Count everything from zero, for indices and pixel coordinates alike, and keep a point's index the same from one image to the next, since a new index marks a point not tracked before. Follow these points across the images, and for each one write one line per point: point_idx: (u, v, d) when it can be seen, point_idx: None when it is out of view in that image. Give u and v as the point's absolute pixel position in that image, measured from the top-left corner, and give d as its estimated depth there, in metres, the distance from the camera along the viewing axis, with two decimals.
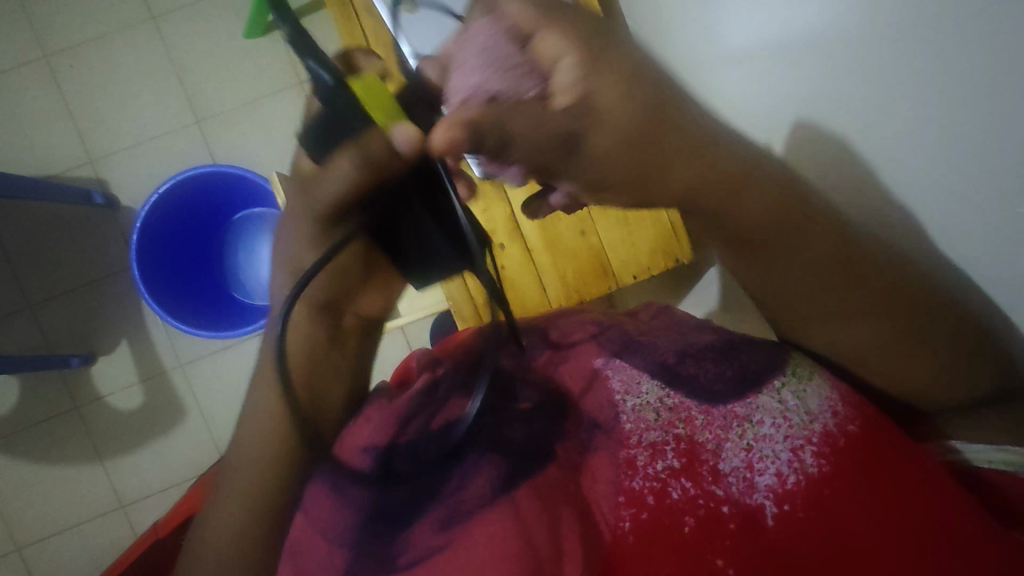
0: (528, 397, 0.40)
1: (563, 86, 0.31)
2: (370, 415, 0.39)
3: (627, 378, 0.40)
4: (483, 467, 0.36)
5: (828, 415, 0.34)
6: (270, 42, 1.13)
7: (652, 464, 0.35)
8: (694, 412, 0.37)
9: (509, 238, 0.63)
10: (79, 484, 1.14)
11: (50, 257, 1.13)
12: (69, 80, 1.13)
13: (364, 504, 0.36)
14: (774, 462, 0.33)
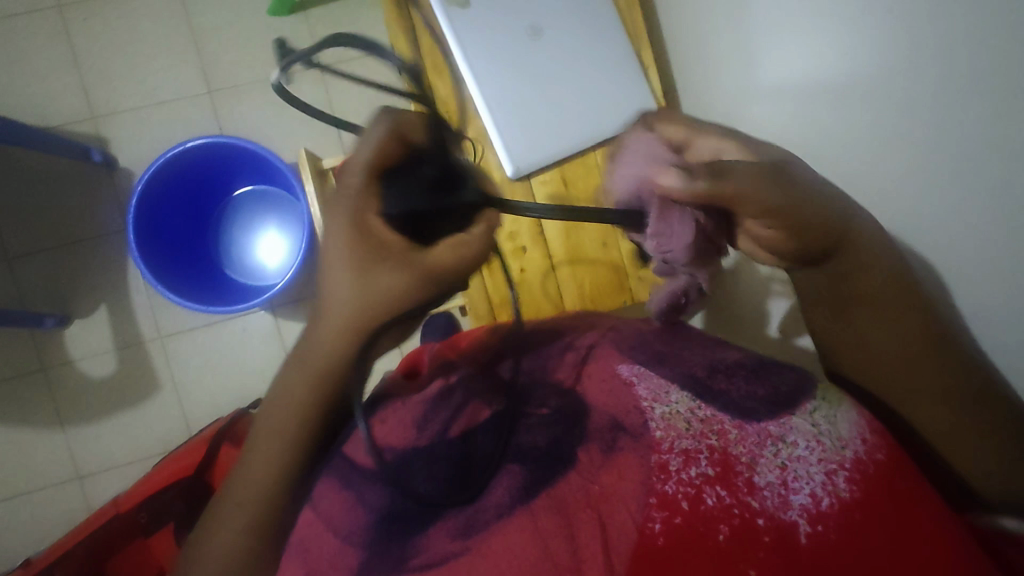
0: (544, 405, 0.39)
1: (733, 163, 0.38)
2: (385, 417, 0.38)
3: (653, 386, 0.38)
4: (504, 476, 0.35)
5: (859, 443, 0.33)
6: (295, 23, 1.12)
7: (686, 470, 0.33)
8: (727, 425, 0.35)
9: (532, 241, 0.63)
10: (36, 450, 1.09)
11: (36, 209, 1.09)
12: (81, 34, 1.10)
13: (380, 505, 0.35)
14: (808, 482, 0.32)
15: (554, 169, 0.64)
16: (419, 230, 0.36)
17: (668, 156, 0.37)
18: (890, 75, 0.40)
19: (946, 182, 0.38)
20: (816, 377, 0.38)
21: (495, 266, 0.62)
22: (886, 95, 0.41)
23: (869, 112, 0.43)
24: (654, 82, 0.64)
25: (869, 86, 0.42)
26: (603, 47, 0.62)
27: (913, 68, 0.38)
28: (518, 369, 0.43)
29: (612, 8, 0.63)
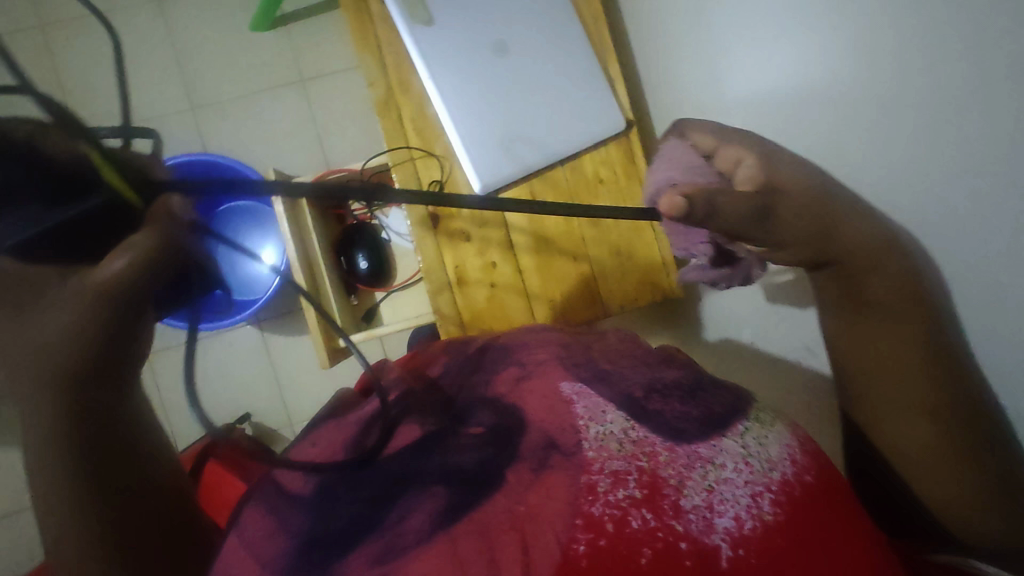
0: (478, 425, 0.39)
1: (742, 179, 0.40)
2: (317, 440, 0.40)
3: (591, 405, 0.39)
4: (426, 500, 0.34)
5: (787, 465, 0.35)
6: (276, 38, 1.13)
7: (614, 491, 0.33)
8: (658, 447, 0.36)
9: (501, 257, 0.63)
10: None
11: None
12: (64, 53, 1.10)
13: (301, 529, 0.34)
14: (733, 505, 0.33)
15: (521, 184, 0.63)
16: (63, 247, 0.27)
17: (702, 167, 0.42)
18: (840, 89, 0.40)
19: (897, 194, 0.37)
20: (752, 396, 0.40)
21: (464, 283, 0.63)
22: (838, 107, 0.40)
23: (821, 123, 0.43)
24: (622, 97, 0.64)
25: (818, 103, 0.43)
26: (569, 63, 0.62)
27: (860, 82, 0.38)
28: (463, 389, 0.44)
29: (578, 24, 0.63)
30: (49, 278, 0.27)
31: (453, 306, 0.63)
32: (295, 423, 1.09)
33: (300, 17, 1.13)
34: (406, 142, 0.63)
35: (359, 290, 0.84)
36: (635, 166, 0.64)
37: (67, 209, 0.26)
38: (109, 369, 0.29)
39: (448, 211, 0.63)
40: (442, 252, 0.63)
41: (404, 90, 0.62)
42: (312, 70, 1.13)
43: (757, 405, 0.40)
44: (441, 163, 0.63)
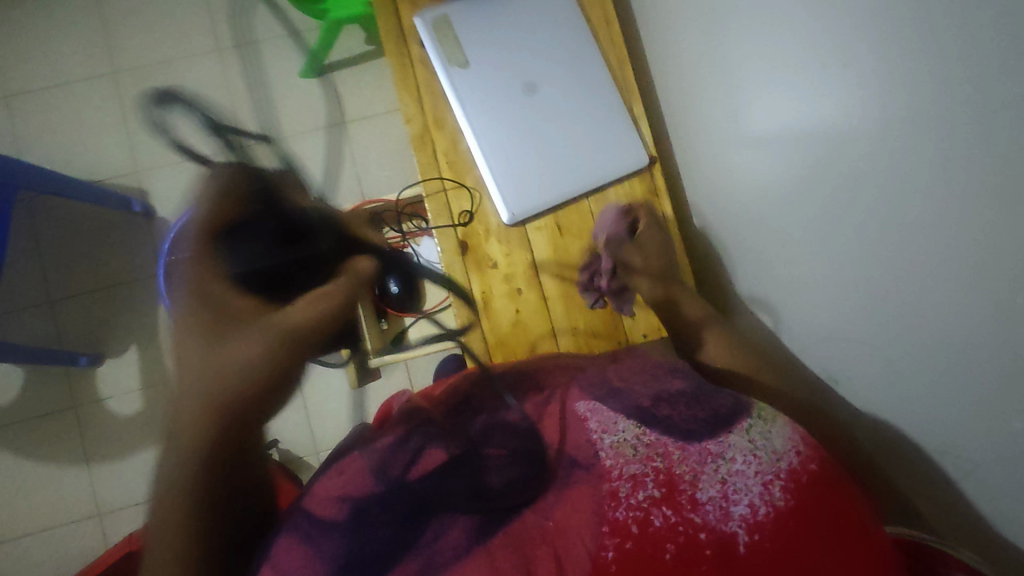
0: (500, 447, 0.42)
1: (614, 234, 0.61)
2: (341, 469, 0.40)
3: (603, 419, 0.41)
4: (458, 517, 0.36)
5: (792, 455, 0.34)
6: (323, 83, 1.21)
7: (634, 494, 0.34)
8: (670, 448, 0.37)
9: (526, 284, 0.65)
10: (61, 485, 1.13)
11: (79, 254, 1.17)
12: (132, 97, 1.21)
13: (338, 554, 0.34)
14: (747, 493, 0.32)
15: (548, 214, 0.66)
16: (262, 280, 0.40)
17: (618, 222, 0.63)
18: (845, 127, 0.44)
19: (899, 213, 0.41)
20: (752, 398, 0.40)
21: (490, 307, 0.65)
22: (845, 146, 0.44)
23: (831, 161, 0.47)
24: (646, 132, 0.67)
25: (832, 147, 0.46)
26: (595, 101, 0.66)
27: (864, 117, 0.41)
28: (479, 418, 0.46)
29: (605, 67, 0.67)
30: (245, 323, 0.34)
31: (478, 330, 0.65)
32: (320, 449, 1.10)
33: (345, 64, 1.21)
34: (439, 173, 0.66)
35: (389, 315, 0.87)
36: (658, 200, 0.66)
37: (275, 257, 0.41)
38: (264, 405, 0.34)
39: (477, 239, 0.66)
40: (470, 277, 0.65)
41: (440, 128, 0.66)
42: (354, 112, 1.21)
43: (759, 404, 0.39)
44: (472, 194, 0.66)
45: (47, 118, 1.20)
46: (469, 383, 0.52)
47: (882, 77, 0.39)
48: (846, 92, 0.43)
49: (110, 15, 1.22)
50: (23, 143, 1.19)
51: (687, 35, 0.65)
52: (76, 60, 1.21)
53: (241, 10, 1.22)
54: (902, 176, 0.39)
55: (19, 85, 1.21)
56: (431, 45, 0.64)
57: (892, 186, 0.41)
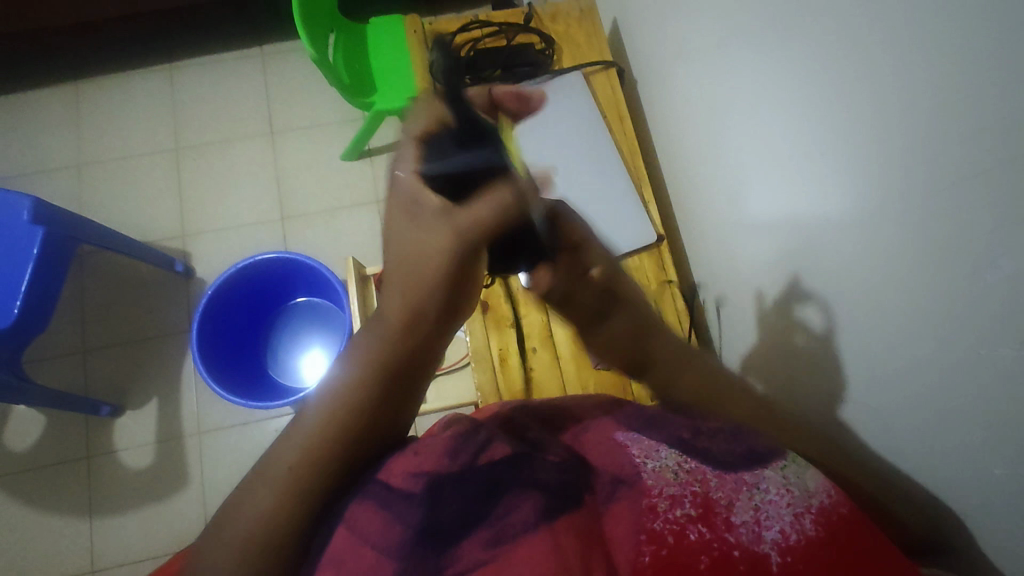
0: (558, 455, 0.42)
1: None
2: (418, 448, 0.39)
3: (645, 446, 0.41)
4: (526, 499, 0.37)
5: (825, 495, 0.36)
6: (362, 165, 1.33)
7: (672, 510, 0.36)
8: (709, 475, 0.38)
9: (540, 343, 0.70)
10: (61, 537, 1.12)
11: (118, 308, 1.24)
12: (189, 170, 1.34)
13: (416, 521, 0.36)
14: (778, 521, 0.35)
15: None
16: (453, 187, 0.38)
17: None
18: (850, 212, 0.48)
19: (903, 286, 0.43)
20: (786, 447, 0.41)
21: (506, 363, 0.69)
22: (851, 228, 0.48)
23: (839, 241, 0.50)
24: (655, 214, 0.73)
25: (832, 225, 0.51)
26: (608, 184, 0.73)
27: (865, 201, 0.46)
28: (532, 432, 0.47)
29: (618, 155, 0.75)
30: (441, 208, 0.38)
31: (494, 383, 0.68)
32: None
33: (384, 150, 1.34)
34: None
35: None
36: (666, 274, 0.72)
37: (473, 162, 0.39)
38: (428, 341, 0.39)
39: (498, 300, 0.71)
40: (489, 334, 0.70)
41: None
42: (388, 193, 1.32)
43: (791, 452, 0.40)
44: None
45: (109, 185, 1.33)
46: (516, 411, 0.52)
47: (873, 165, 0.44)
48: (841, 178, 0.48)
49: (180, 100, 1.39)
50: (85, 206, 1.31)
51: (695, 129, 0.73)
52: (144, 137, 1.36)
53: (294, 101, 1.38)
54: (892, 249, 0.44)
55: (90, 156, 1.35)
56: None
57: (886, 257, 0.45)
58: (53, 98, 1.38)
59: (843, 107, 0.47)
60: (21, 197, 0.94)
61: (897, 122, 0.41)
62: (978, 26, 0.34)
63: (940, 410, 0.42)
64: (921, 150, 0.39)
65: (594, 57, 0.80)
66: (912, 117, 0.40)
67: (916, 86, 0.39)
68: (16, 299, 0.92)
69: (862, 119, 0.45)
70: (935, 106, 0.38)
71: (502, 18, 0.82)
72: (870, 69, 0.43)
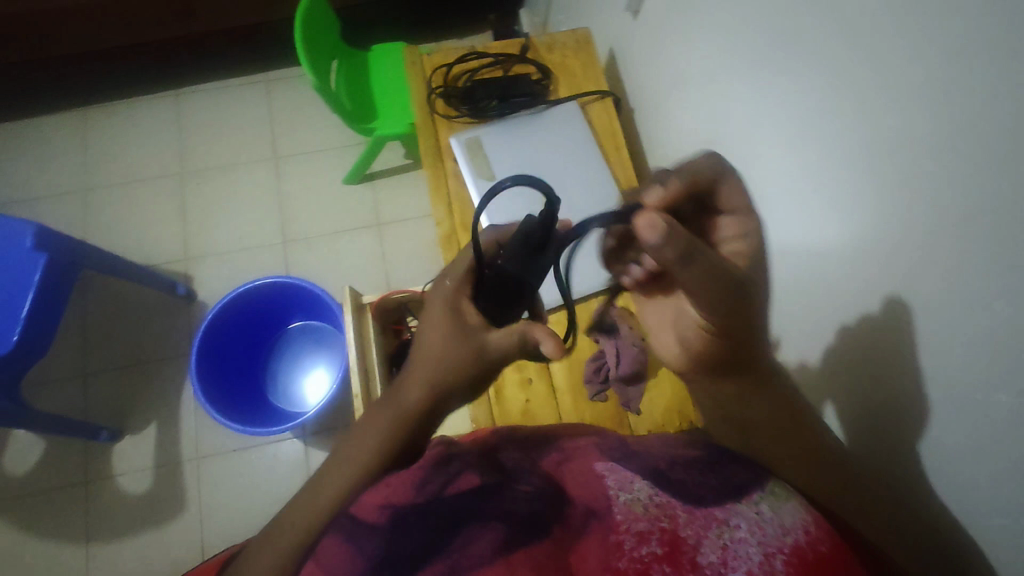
0: (530, 485, 0.42)
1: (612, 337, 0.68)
2: (388, 479, 0.40)
3: (620, 478, 0.41)
4: (486, 530, 0.36)
5: (800, 533, 0.34)
6: (363, 189, 1.34)
7: (638, 548, 0.35)
8: (679, 510, 0.37)
9: (537, 374, 0.69)
10: (56, 565, 1.11)
11: (119, 332, 1.25)
12: (192, 194, 1.36)
13: (375, 552, 0.36)
14: (747, 561, 0.33)
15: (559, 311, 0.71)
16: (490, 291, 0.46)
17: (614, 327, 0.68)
18: (848, 242, 0.48)
19: (896, 311, 0.43)
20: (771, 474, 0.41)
21: (501, 395, 0.68)
22: (851, 259, 0.48)
23: (839, 271, 0.50)
24: None
25: (838, 257, 0.50)
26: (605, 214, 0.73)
27: (864, 230, 0.46)
28: (516, 460, 0.47)
29: (614, 185, 0.75)
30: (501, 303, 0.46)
31: (490, 415, 0.68)
32: None
33: (385, 174, 1.35)
34: None
35: None
36: None
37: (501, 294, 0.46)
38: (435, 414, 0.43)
39: None
40: None
41: (465, 231, 0.74)
42: (389, 216, 1.33)
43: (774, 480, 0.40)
44: None
45: (114, 210, 1.34)
46: (504, 437, 0.53)
47: (880, 196, 0.44)
48: (847, 208, 0.48)
49: (185, 125, 1.41)
50: (89, 230, 1.33)
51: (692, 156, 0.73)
52: (150, 162, 1.38)
53: (298, 126, 1.40)
54: (899, 279, 0.43)
55: (96, 180, 1.37)
56: (464, 161, 0.75)
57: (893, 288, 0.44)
58: (62, 124, 1.40)
59: (850, 139, 0.47)
60: (26, 223, 0.95)
61: (907, 154, 0.41)
62: (989, 63, 0.34)
63: (935, 447, 0.42)
64: (932, 180, 0.39)
65: (590, 87, 0.80)
66: (921, 150, 0.40)
67: (927, 117, 0.39)
68: (17, 325, 0.92)
69: (869, 150, 0.45)
70: (944, 139, 0.38)
71: (501, 49, 0.83)
72: (879, 101, 0.43)
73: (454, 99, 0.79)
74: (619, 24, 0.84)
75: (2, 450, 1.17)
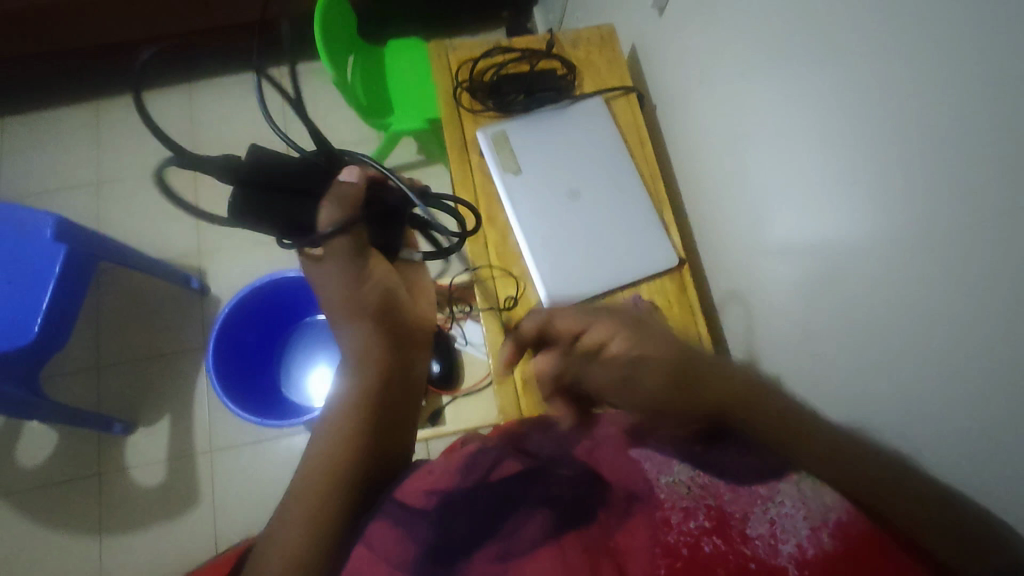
0: (570, 468, 0.43)
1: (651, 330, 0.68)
2: (430, 470, 0.42)
3: (660, 462, 0.42)
4: (535, 513, 0.38)
5: (842, 508, 0.34)
6: None
7: (686, 522, 0.36)
8: (722, 490, 0.38)
9: None
10: (69, 557, 1.11)
11: (132, 325, 1.25)
12: (205, 188, 1.36)
13: (428, 537, 0.37)
14: (795, 534, 0.33)
15: (586, 304, 0.72)
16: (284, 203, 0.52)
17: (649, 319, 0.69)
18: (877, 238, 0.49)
19: (932, 301, 0.44)
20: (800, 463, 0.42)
21: (529, 388, 0.69)
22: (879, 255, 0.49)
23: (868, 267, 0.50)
24: (675, 238, 0.74)
25: (854, 254, 0.52)
26: (631, 208, 0.74)
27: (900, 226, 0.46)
28: (550, 450, 0.47)
29: (640, 180, 0.76)
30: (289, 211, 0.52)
31: (518, 407, 0.68)
32: None
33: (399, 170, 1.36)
34: (488, 262, 0.73)
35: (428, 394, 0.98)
36: (688, 297, 0.72)
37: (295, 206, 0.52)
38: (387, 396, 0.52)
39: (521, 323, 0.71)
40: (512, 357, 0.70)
41: (492, 224, 0.74)
42: None
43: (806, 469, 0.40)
44: (517, 282, 0.72)
45: (127, 204, 1.34)
46: (532, 427, 0.53)
47: (903, 194, 0.45)
48: (866, 206, 0.50)
49: (199, 119, 1.41)
50: (103, 224, 1.33)
51: (714, 151, 0.74)
52: (163, 155, 1.38)
53: (311, 121, 1.40)
54: (923, 274, 0.44)
55: (109, 173, 1.36)
56: (490, 155, 0.75)
57: (927, 274, 0.44)
58: (75, 117, 1.40)
59: (871, 139, 0.48)
60: (45, 215, 0.95)
61: (932, 156, 0.42)
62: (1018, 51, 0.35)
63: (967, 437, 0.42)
64: (971, 172, 0.39)
65: (614, 82, 0.81)
66: (944, 153, 0.41)
67: (969, 111, 0.39)
68: (37, 316, 0.92)
69: (897, 137, 0.45)
70: (969, 141, 0.39)
71: (525, 44, 0.84)
72: (904, 104, 0.44)
73: (479, 94, 0.80)
74: (642, 20, 0.85)
75: (15, 442, 1.17)
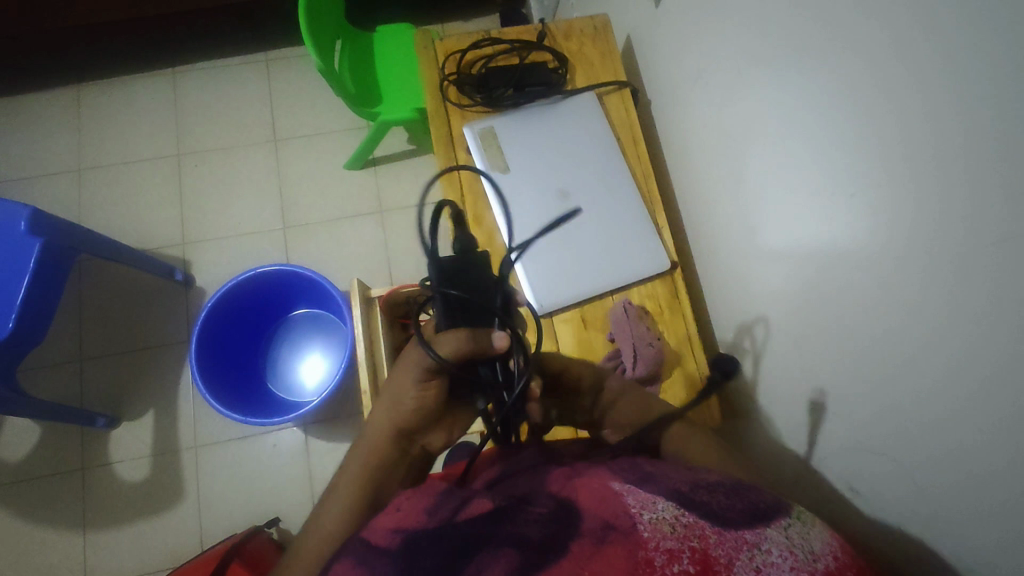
0: (543, 505, 0.40)
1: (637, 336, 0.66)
2: (400, 506, 0.40)
3: (641, 498, 0.39)
4: (498, 555, 0.35)
5: (830, 558, 0.34)
6: (364, 175, 1.32)
7: (670, 565, 0.33)
8: (708, 531, 0.35)
9: None
10: (52, 552, 1.10)
11: (115, 317, 1.22)
12: (189, 177, 1.32)
13: None
14: None
15: (574, 308, 0.70)
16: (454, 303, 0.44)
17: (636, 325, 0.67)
18: (871, 252, 0.47)
19: (922, 328, 0.42)
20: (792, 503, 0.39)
21: None
22: (871, 269, 0.47)
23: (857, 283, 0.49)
24: (667, 240, 0.72)
25: (847, 266, 0.50)
26: (622, 209, 0.72)
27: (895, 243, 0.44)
28: (526, 484, 0.44)
29: (631, 180, 0.73)
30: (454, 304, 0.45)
31: None
32: None
33: (386, 160, 1.32)
34: None
35: None
36: (679, 303, 0.70)
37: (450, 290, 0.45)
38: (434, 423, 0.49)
39: None
40: None
41: (478, 223, 0.72)
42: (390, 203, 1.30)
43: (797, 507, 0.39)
44: None
45: (109, 192, 1.31)
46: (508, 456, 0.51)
47: (887, 218, 0.44)
48: (854, 224, 0.48)
49: (182, 105, 1.37)
50: (85, 211, 1.29)
51: (709, 151, 0.71)
52: (146, 142, 1.34)
53: (298, 108, 1.36)
54: (898, 298, 0.44)
55: (91, 160, 1.33)
56: (477, 152, 0.73)
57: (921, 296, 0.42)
58: (56, 99, 1.36)
59: (865, 156, 0.46)
60: (18, 207, 0.92)
61: (929, 173, 0.40)
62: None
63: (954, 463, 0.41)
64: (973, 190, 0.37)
65: (607, 77, 0.78)
66: (940, 178, 0.39)
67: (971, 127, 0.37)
68: (11, 312, 0.89)
69: (894, 150, 0.43)
70: (958, 166, 0.38)
71: (516, 35, 0.81)
72: (904, 122, 0.42)
73: (468, 88, 0.77)
74: (638, 11, 0.81)
75: None
